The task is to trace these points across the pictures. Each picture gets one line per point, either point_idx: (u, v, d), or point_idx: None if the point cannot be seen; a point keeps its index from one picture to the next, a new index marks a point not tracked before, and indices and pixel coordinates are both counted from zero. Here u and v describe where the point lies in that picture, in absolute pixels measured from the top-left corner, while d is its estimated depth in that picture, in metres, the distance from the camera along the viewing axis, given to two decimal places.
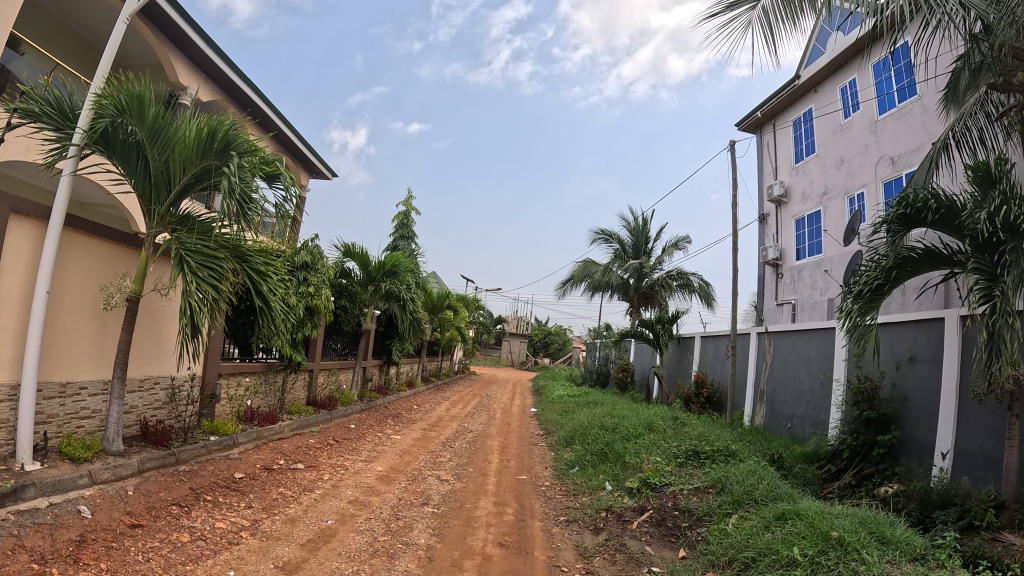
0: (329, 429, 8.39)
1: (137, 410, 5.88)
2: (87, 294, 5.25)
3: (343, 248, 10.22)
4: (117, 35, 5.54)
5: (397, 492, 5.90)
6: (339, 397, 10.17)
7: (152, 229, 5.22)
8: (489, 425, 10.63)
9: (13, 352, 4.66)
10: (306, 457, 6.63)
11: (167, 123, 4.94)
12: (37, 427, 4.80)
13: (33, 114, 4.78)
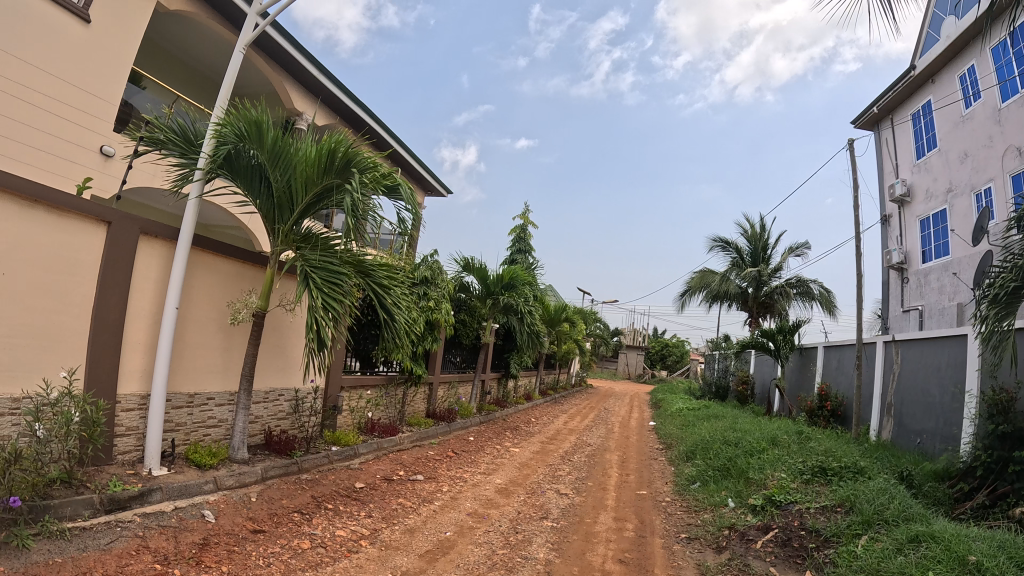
0: (448, 441, 8.40)
1: (262, 421, 6.01)
2: (214, 310, 5.39)
3: (462, 262, 10.26)
4: (234, 65, 5.68)
5: (516, 505, 5.81)
6: (458, 409, 10.19)
7: (277, 248, 5.34)
8: (607, 439, 10.44)
9: (143, 364, 4.83)
10: (426, 469, 6.63)
11: (287, 145, 5.01)
12: (166, 435, 4.96)
13: (159, 142, 4.94)
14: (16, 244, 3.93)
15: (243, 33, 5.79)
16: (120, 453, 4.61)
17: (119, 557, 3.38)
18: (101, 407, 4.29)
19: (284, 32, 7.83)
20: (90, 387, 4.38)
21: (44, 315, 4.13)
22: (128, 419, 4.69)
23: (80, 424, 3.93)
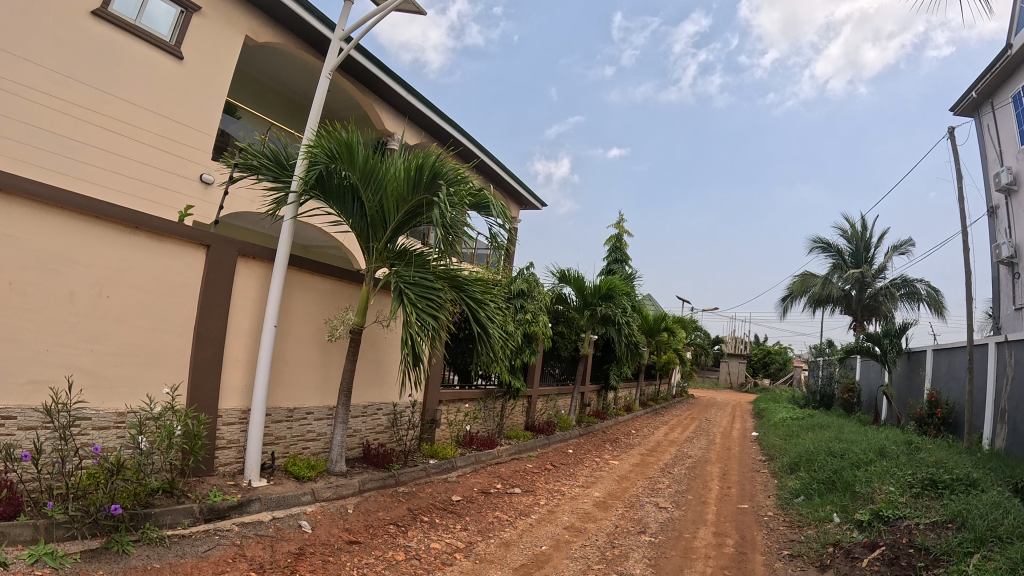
0: (546, 454, 8.33)
1: (360, 434, 6.07)
2: (312, 327, 5.48)
3: (559, 274, 10.23)
4: (320, 91, 5.79)
5: (614, 519, 5.70)
6: (557, 422, 10.12)
7: (371, 266, 5.28)
8: (708, 450, 10.19)
9: (243, 380, 4.94)
10: (524, 482, 6.58)
11: (378, 164, 4.93)
12: (266, 448, 5.07)
13: (253, 167, 5.02)
14: (119, 270, 4.11)
15: (327, 60, 5.87)
16: (220, 465, 4.74)
17: (216, 563, 3.52)
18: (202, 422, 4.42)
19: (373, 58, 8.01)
20: (192, 402, 4.52)
21: (146, 334, 4.29)
22: (229, 432, 4.81)
23: (182, 437, 4.06)
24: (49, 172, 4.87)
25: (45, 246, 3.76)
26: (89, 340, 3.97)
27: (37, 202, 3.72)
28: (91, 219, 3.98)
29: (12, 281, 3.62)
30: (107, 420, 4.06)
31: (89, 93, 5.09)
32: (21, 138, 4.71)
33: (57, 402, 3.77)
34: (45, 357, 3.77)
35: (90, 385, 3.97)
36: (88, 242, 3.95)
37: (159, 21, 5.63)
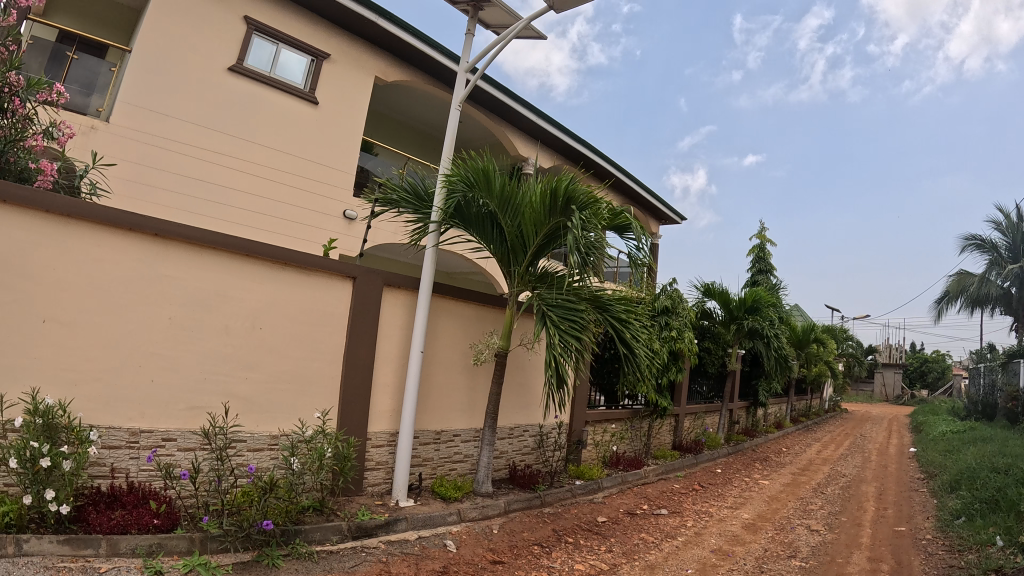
0: (695, 474, 8.05)
1: (507, 455, 5.97)
2: (458, 351, 5.42)
3: (703, 288, 9.94)
4: (453, 118, 5.47)
5: (763, 542, 5.41)
6: (704, 441, 9.80)
7: (513, 289, 5.16)
8: (863, 468, 9.63)
9: (391, 404, 4.95)
10: (670, 503, 6.36)
11: (514, 191, 4.81)
12: (413, 469, 5.08)
13: (393, 202, 5.05)
14: (270, 302, 4.27)
15: (454, 89, 5.69)
16: (370, 485, 4.77)
17: None
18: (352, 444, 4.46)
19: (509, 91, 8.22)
20: (342, 425, 4.57)
21: (298, 361, 4.40)
22: (377, 454, 4.83)
23: (332, 460, 4.09)
24: (216, 219, 6.21)
25: (201, 282, 3.97)
26: (244, 367, 4.14)
27: (192, 243, 3.92)
28: (243, 256, 4.15)
29: (172, 317, 3.86)
30: (261, 442, 4.20)
31: (251, 152, 6.46)
32: (173, 188, 5.98)
33: (214, 425, 3.97)
34: (204, 383, 3.97)
35: (245, 410, 4.13)
36: (241, 277, 4.13)
37: (293, 72, 6.79)
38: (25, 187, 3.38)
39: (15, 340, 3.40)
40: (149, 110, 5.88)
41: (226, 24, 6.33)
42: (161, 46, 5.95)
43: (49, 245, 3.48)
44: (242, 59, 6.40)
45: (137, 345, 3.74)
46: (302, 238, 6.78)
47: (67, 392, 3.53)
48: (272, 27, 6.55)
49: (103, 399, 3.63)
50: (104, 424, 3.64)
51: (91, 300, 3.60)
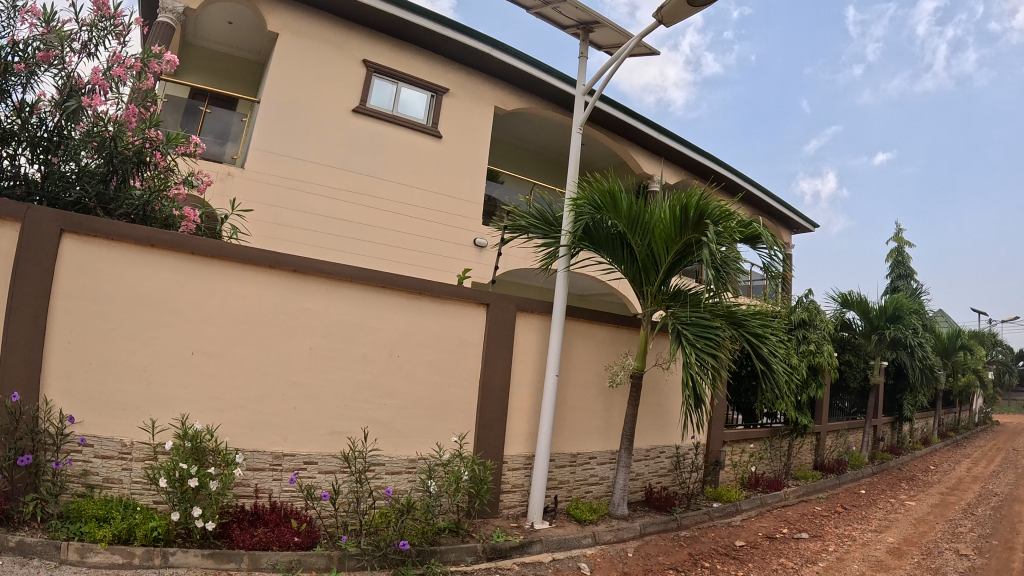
0: (837, 495, 7.65)
1: (643, 477, 5.81)
2: (593, 374, 5.30)
3: (840, 297, 9.50)
4: (575, 142, 5.32)
5: (911, 568, 5.04)
6: (847, 459, 9.36)
7: (647, 309, 5.00)
8: (1022, 487, 8.90)
9: (527, 427, 4.91)
10: (812, 526, 6.05)
11: (642, 210, 4.68)
12: (549, 491, 5.02)
13: (522, 228, 5.14)
14: (407, 331, 4.38)
15: (574, 114, 5.49)
16: (505, 508, 4.76)
17: None
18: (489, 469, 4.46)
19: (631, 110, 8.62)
20: (479, 449, 4.59)
21: (436, 387, 4.48)
22: (513, 477, 4.80)
23: (470, 482, 4.18)
24: (345, 253, 6.69)
25: (339, 314, 4.16)
26: (383, 394, 4.27)
27: (330, 277, 4.14)
28: (380, 288, 4.30)
29: (312, 347, 4.08)
30: (399, 465, 4.30)
31: (374, 186, 6.91)
32: (311, 228, 6.54)
33: (354, 450, 4.11)
34: (344, 410, 4.14)
35: (384, 434, 4.26)
36: (377, 307, 4.29)
37: (415, 108, 7.29)
38: (173, 232, 3.74)
39: (167, 371, 3.74)
40: (280, 154, 6.46)
41: (347, 69, 6.86)
42: (288, 95, 6.55)
43: (197, 284, 3.81)
44: (366, 101, 6.93)
45: (279, 375, 3.99)
46: (424, 266, 7.13)
47: (214, 418, 3.81)
48: (392, 68, 7.06)
49: (248, 424, 3.89)
50: (249, 447, 3.88)
51: (234, 332, 3.89)
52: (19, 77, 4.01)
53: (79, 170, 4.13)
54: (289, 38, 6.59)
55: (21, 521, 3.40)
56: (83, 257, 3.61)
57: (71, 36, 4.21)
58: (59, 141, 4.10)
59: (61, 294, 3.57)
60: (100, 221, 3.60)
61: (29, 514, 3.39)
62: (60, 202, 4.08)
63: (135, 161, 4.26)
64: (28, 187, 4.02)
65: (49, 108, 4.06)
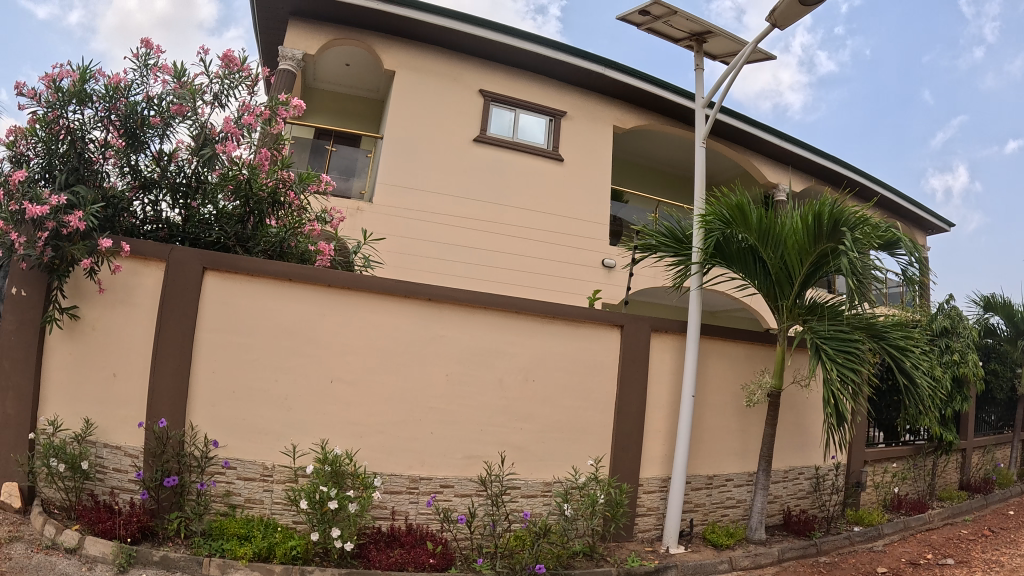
0: (987, 518, 7.18)
1: (781, 500, 5.61)
2: (729, 394, 5.18)
3: (982, 302, 8.96)
4: (699, 157, 5.21)
5: None
6: (996, 478, 8.77)
7: (783, 325, 4.83)
8: None
9: (664, 449, 4.80)
10: (959, 551, 5.68)
11: (773, 222, 4.55)
12: (684, 515, 4.95)
13: (651, 247, 5.12)
14: (543, 355, 4.41)
15: (696, 127, 5.39)
16: (640, 531, 4.70)
17: None
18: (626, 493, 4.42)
19: (751, 119, 8.68)
20: (616, 473, 4.54)
21: (571, 411, 4.47)
22: (649, 500, 4.72)
23: (605, 505, 4.25)
24: (466, 276, 7.36)
25: (475, 341, 4.25)
26: (518, 418, 4.32)
27: (466, 305, 4.24)
28: (514, 314, 4.35)
29: (449, 373, 4.19)
30: (535, 488, 4.33)
31: (495, 211, 7.59)
32: (438, 254, 7.28)
33: (490, 474, 4.20)
34: (481, 434, 4.23)
35: (521, 458, 4.31)
36: (511, 333, 4.34)
37: (533, 132, 7.99)
38: (309, 266, 3.98)
39: (309, 399, 3.98)
40: (407, 187, 7.24)
41: (465, 102, 7.65)
42: (412, 132, 7.37)
43: (334, 316, 4.03)
44: (484, 129, 7.67)
45: (417, 402, 4.12)
46: (538, 285, 7.65)
47: (353, 442, 4.00)
48: (506, 96, 7.81)
49: (386, 449, 4.04)
50: (387, 471, 4.03)
51: (373, 361, 4.07)
52: (156, 129, 4.23)
53: (217, 213, 4.36)
54: (407, 77, 7.48)
55: (166, 535, 3.76)
56: (225, 292, 3.94)
57: (202, 87, 4.38)
58: (197, 185, 4.35)
59: (207, 326, 3.91)
60: (239, 258, 3.91)
61: (173, 531, 3.72)
62: (202, 242, 4.36)
63: (271, 201, 4.46)
64: (170, 229, 4.36)
65: (186, 155, 4.28)
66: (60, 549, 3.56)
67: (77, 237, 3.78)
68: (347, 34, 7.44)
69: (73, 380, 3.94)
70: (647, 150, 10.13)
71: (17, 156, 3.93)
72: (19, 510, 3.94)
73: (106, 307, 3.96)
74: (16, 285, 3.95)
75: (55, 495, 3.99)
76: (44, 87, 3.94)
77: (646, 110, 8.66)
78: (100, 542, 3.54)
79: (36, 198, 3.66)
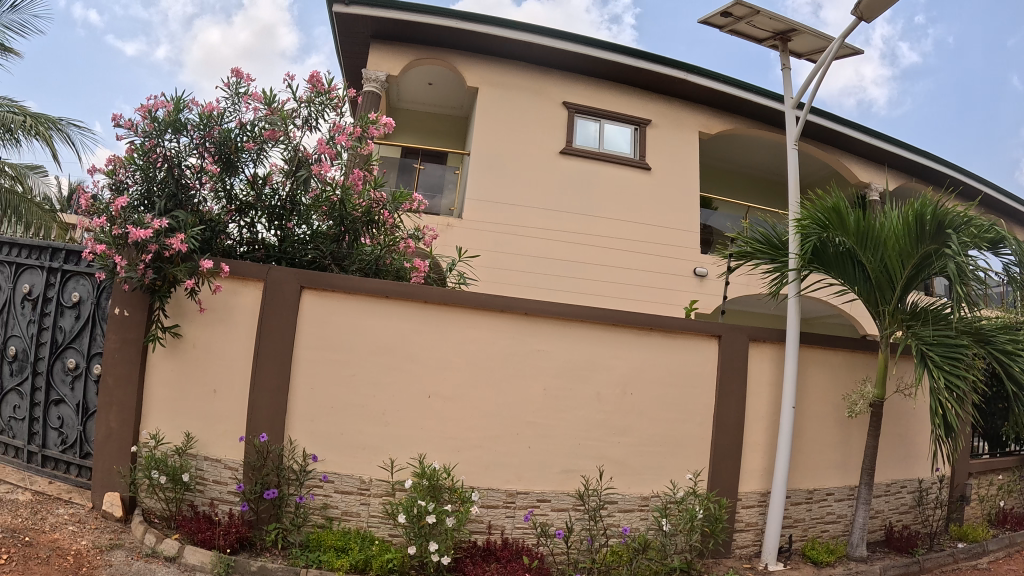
0: None
1: (883, 515, 5.41)
2: (829, 404, 5.03)
3: None
4: (793, 160, 5.09)
5: None
6: None
7: (885, 330, 4.67)
8: None
9: (763, 463, 4.69)
10: None
11: (871, 224, 4.41)
12: (783, 530, 4.84)
13: (747, 254, 5.02)
14: (641, 368, 4.36)
15: (786, 130, 5.26)
16: (738, 548, 4.61)
17: None
18: (725, 509, 4.35)
19: (841, 118, 8.49)
20: (714, 487, 4.46)
21: (669, 424, 4.42)
22: (748, 515, 4.63)
23: (704, 521, 4.23)
24: (552, 290, 7.41)
25: (572, 354, 4.24)
26: (616, 432, 4.30)
27: (563, 319, 4.23)
28: (611, 326, 4.32)
29: (547, 387, 4.20)
30: (632, 503, 4.30)
31: (585, 223, 7.61)
32: (531, 269, 7.38)
33: (588, 488, 4.19)
34: (578, 448, 4.22)
35: (619, 472, 4.29)
36: (608, 346, 4.31)
37: (618, 142, 7.99)
38: (404, 283, 4.04)
39: (407, 415, 4.04)
40: (494, 201, 7.37)
41: (550, 114, 7.75)
42: (498, 146, 7.50)
43: (430, 332, 4.08)
44: (570, 141, 7.71)
45: (515, 417, 4.15)
46: (622, 296, 7.60)
47: (452, 457, 4.06)
48: (591, 107, 7.87)
49: (484, 463, 4.09)
50: (484, 485, 4.08)
51: (470, 377, 4.11)
52: (250, 154, 4.36)
53: (312, 233, 4.51)
54: (491, 92, 7.61)
55: (264, 546, 3.85)
56: (322, 310, 4.03)
57: (292, 113, 4.46)
58: (292, 207, 4.48)
59: (304, 343, 4.01)
60: (335, 276, 4.01)
61: (271, 542, 3.82)
62: (298, 261, 4.48)
63: (365, 221, 4.57)
64: (266, 250, 4.46)
65: (281, 177, 4.42)
66: (160, 558, 3.68)
67: (178, 259, 3.92)
68: (433, 52, 7.61)
69: (175, 396, 4.09)
70: (733, 155, 10.01)
71: (117, 183, 4.11)
72: (120, 520, 4.09)
73: (205, 325, 4.07)
74: (119, 306, 4.13)
75: (155, 506, 4.13)
76: (141, 118, 4.08)
77: (732, 115, 8.54)
78: (199, 551, 3.65)
79: (140, 222, 3.81)
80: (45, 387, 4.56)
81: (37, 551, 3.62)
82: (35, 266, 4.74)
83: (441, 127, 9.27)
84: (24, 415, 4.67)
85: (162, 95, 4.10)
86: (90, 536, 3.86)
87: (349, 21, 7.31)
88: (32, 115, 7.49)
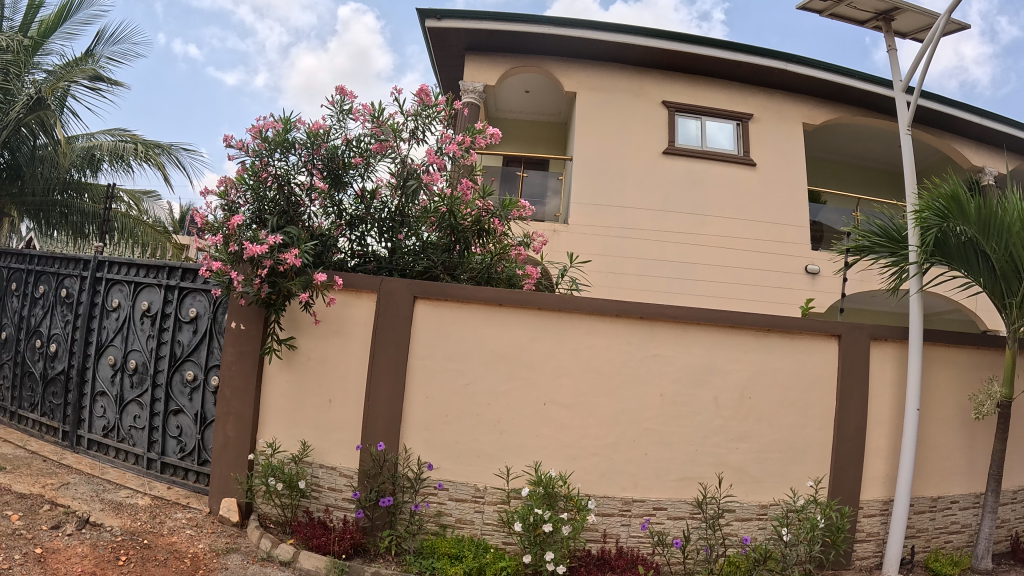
0: None
1: (1010, 524, 5.10)
2: (955, 405, 4.77)
3: None
4: (909, 147, 4.82)
5: None
6: None
7: (1013, 325, 4.37)
8: None
9: (886, 469, 4.48)
10: None
11: (994, 212, 4.13)
12: (906, 540, 4.63)
13: (865, 249, 4.81)
14: (760, 371, 4.23)
15: (899, 115, 4.98)
16: (859, 558, 4.42)
17: None
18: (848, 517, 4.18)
19: (952, 101, 8.07)
20: (836, 495, 4.29)
21: (789, 429, 4.27)
22: (869, 524, 4.43)
23: (826, 529, 4.06)
24: (654, 293, 7.30)
25: (690, 359, 4.16)
26: (735, 438, 4.19)
27: (680, 322, 4.14)
28: (727, 328, 4.21)
29: (664, 393, 4.13)
30: (750, 512, 4.19)
31: (685, 223, 7.47)
32: (639, 271, 7.31)
33: (706, 496, 4.10)
34: (696, 455, 4.14)
35: (738, 480, 4.19)
36: (725, 349, 4.20)
37: (721, 139, 7.83)
38: (518, 291, 4.04)
39: (523, 422, 4.04)
40: (594, 205, 7.34)
41: (650, 115, 7.65)
42: (601, 150, 7.46)
43: (546, 338, 4.07)
44: (672, 141, 7.59)
45: (633, 424, 4.09)
46: (726, 298, 7.44)
47: (568, 465, 4.04)
48: (691, 105, 7.74)
49: (600, 471, 4.05)
50: (601, 493, 4.05)
51: (583, 383, 4.08)
52: (357, 170, 4.44)
53: (423, 244, 4.55)
54: (590, 96, 7.59)
55: (378, 552, 3.91)
56: (435, 319, 4.08)
57: (400, 125, 4.55)
58: (402, 219, 4.54)
59: (418, 353, 4.07)
60: (447, 286, 4.04)
61: (384, 548, 3.86)
62: (409, 273, 4.54)
63: (475, 230, 4.58)
64: (378, 262, 4.54)
65: (389, 190, 4.50)
66: (275, 561, 3.78)
67: (292, 273, 4.00)
68: (530, 59, 7.64)
69: (292, 407, 4.21)
70: (841, 146, 9.67)
71: (230, 204, 4.23)
72: (237, 524, 4.22)
73: (321, 337, 4.17)
74: (236, 319, 4.30)
75: (270, 511, 4.27)
76: (251, 138, 4.23)
77: (838, 105, 8.24)
78: (314, 556, 3.73)
79: (254, 239, 3.91)
80: (164, 398, 4.77)
81: (155, 554, 3.79)
82: (152, 285, 4.97)
83: (543, 135, 9.29)
84: (144, 424, 4.88)
85: (271, 115, 4.24)
86: (207, 540, 4.01)
87: (441, 35, 7.39)
88: (144, 143, 7.81)
